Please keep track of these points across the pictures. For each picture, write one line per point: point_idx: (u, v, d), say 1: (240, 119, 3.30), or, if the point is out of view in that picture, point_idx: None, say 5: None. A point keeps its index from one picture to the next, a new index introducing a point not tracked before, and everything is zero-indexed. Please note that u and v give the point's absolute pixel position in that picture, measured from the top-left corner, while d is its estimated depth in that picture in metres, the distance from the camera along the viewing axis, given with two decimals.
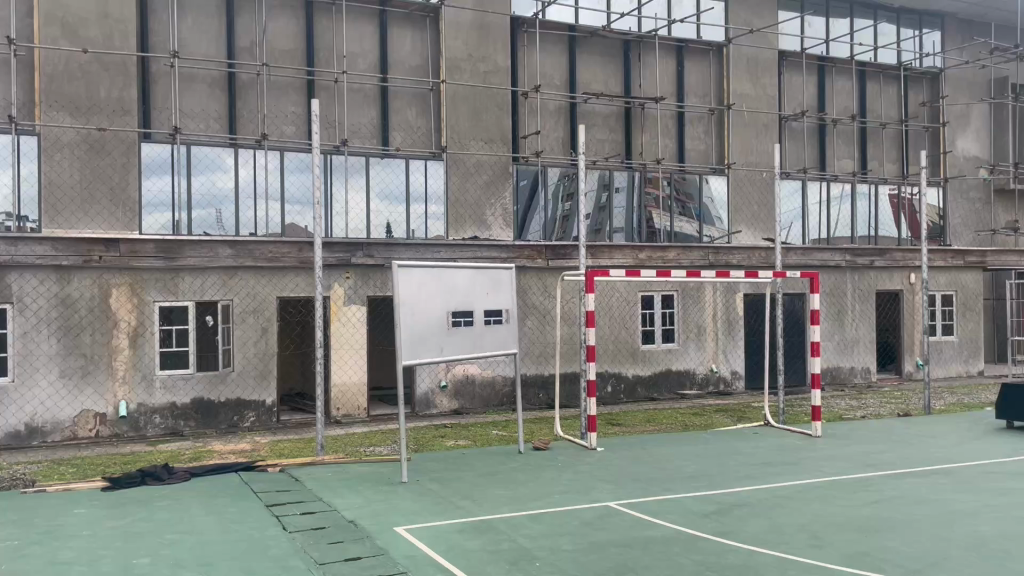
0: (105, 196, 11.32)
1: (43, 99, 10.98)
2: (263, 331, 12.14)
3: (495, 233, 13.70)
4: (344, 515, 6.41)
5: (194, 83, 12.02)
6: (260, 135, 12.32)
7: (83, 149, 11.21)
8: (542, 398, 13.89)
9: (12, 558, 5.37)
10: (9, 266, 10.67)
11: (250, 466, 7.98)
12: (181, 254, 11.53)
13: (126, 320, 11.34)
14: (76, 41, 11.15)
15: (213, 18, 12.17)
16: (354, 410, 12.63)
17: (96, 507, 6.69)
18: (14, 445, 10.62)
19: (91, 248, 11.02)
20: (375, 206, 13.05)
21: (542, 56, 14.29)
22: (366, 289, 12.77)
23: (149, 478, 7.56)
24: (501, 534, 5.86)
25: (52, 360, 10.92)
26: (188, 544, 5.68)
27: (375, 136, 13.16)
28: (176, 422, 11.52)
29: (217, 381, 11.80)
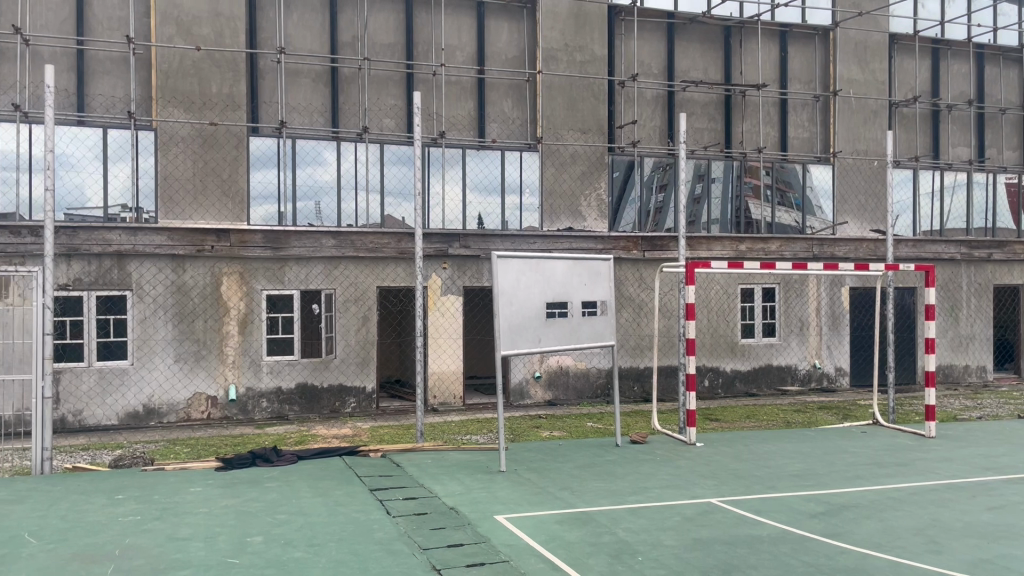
0: (217, 188, 11.78)
1: (159, 95, 11.52)
2: (364, 320, 12.42)
3: (591, 224, 13.61)
4: (446, 502, 6.51)
5: (299, 78, 12.41)
6: (361, 128, 12.61)
7: (197, 144, 11.69)
8: (637, 390, 13.81)
9: (135, 533, 5.67)
10: (130, 254, 11.29)
11: (353, 451, 8.18)
12: (287, 244, 11.94)
13: (236, 307, 11.81)
14: (190, 38, 11.62)
15: (317, 14, 12.50)
16: (450, 399, 12.80)
17: (211, 485, 7.00)
18: (134, 425, 11.22)
19: (204, 238, 11.55)
20: (471, 198, 13.18)
21: (639, 44, 14.11)
22: (462, 279, 12.92)
23: (259, 459, 7.84)
24: (602, 527, 5.84)
25: (169, 345, 11.47)
26: (297, 525, 5.87)
27: (471, 127, 13.26)
28: (282, 406, 11.95)
29: (321, 366, 12.17)
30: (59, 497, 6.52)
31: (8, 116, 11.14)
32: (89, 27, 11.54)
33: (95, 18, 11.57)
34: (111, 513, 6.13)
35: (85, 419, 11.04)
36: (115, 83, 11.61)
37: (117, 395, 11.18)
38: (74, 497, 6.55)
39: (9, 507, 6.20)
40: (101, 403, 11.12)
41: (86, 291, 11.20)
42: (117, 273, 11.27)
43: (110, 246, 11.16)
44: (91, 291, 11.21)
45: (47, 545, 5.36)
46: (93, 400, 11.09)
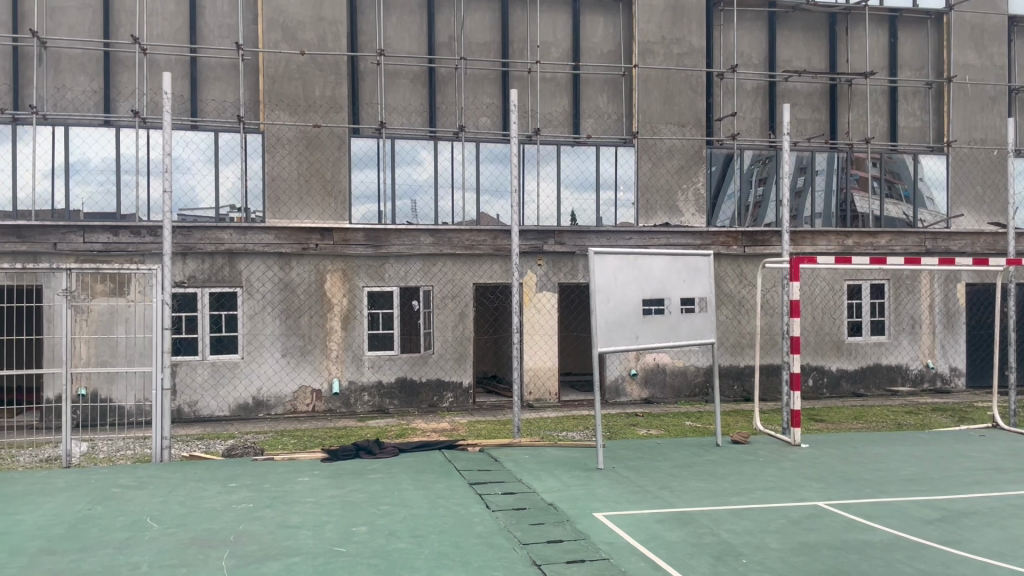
0: (320, 188, 12.14)
1: (266, 100, 11.96)
2: (461, 316, 12.60)
3: (688, 219, 13.41)
4: (544, 497, 6.53)
5: (398, 79, 12.66)
6: (458, 127, 12.79)
7: (302, 145, 12.08)
8: (737, 389, 13.52)
9: (248, 520, 5.91)
10: (240, 253, 11.79)
11: (452, 445, 8.30)
12: (387, 242, 12.25)
13: (339, 303, 12.17)
14: (295, 43, 12.02)
15: (415, 15, 12.72)
16: (546, 395, 12.84)
17: (318, 476, 7.24)
18: (244, 416, 11.71)
19: (309, 236, 11.95)
20: (566, 195, 13.16)
21: (739, 34, 13.79)
22: (557, 276, 12.94)
23: (363, 452, 8.06)
24: (703, 528, 5.74)
25: (276, 339, 11.92)
26: (400, 516, 6.01)
27: (567, 124, 13.24)
28: (383, 400, 12.24)
29: (419, 362, 12.42)
30: (178, 484, 6.87)
31: (129, 122, 11.80)
32: (202, 35, 12.10)
33: (207, 26, 12.12)
34: (225, 500, 6.42)
35: (199, 409, 11.59)
36: (226, 88, 12.14)
37: (229, 387, 11.69)
38: (192, 484, 6.89)
39: (133, 493, 6.57)
40: (214, 394, 11.65)
41: (200, 288, 11.74)
42: (228, 270, 11.79)
43: (222, 244, 11.69)
44: (204, 288, 11.75)
45: (168, 529, 5.66)
46: (207, 392, 11.63)
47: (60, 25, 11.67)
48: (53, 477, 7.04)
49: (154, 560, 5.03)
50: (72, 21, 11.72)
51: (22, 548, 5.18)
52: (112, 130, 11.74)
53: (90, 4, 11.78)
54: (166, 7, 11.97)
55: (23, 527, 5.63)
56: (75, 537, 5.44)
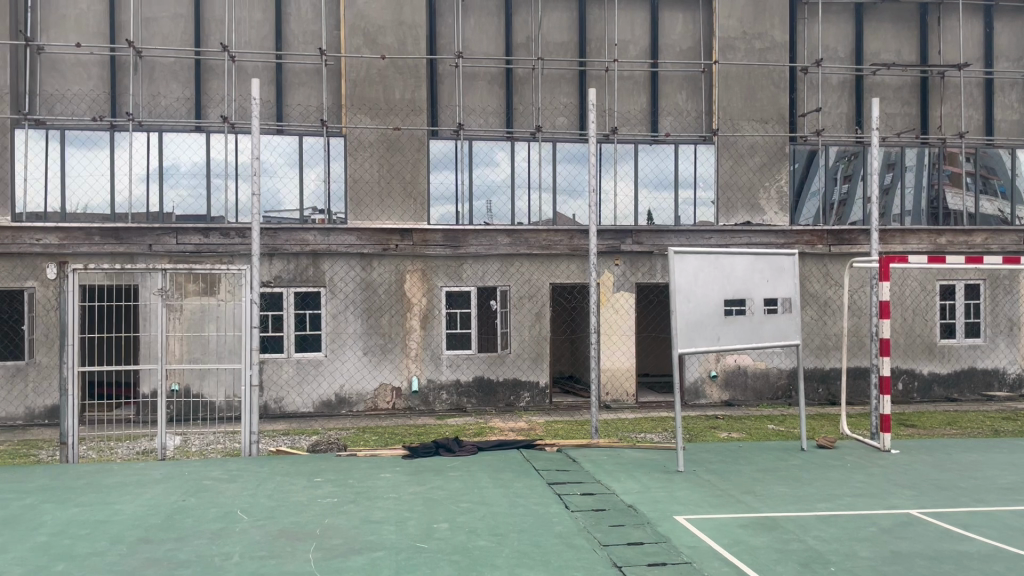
0: (399, 190, 12.35)
1: (348, 103, 12.24)
2: (538, 316, 12.62)
3: (771, 218, 13.11)
4: (624, 499, 6.48)
5: (475, 81, 12.76)
6: (535, 127, 12.81)
7: (382, 148, 12.31)
8: (822, 393, 13.16)
9: (333, 514, 6.06)
10: (324, 253, 12.08)
11: (530, 445, 8.32)
12: (465, 243, 12.36)
13: (418, 303, 12.35)
14: (376, 48, 12.25)
15: (493, 17, 12.81)
16: (623, 396, 12.74)
17: (399, 472, 7.36)
18: (327, 412, 12.00)
19: (390, 237, 12.17)
20: (643, 193, 13.05)
21: (824, 28, 13.42)
22: (634, 276, 12.83)
23: (442, 449, 8.17)
24: (789, 534, 5.60)
25: (358, 338, 12.17)
26: (480, 514, 6.06)
27: (645, 122, 13.13)
28: (461, 399, 12.36)
29: (496, 361, 12.50)
30: (266, 478, 7.08)
31: (218, 127, 12.23)
32: (287, 41, 12.45)
33: (292, 33, 12.48)
34: (311, 494, 6.59)
35: (285, 406, 11.92)
36: (309, 93, 12.47)
37: (313, 384, 12.00)
38: (279, 478, 7.10)
39: (224, 485, 6.81)
40: (299, 391, 11.97)
41: (286, 288, 12.09)
42: (313, 270, 12.10)
43: (307, 245, 12.01)
44: (289, 288, 12.09)
45: (257, 521, 5.84)
46: (292, 389, 11.95)
47: (154, 35, 12.18)
48: (150, 469, 7.35)
49: (245, 550, 5.20)
50: (165, 31, 12.22)
51: (123, 536, 5.42)
52: (202, 135, 12.19)
53: (182, 14, 12.26)
54: (253, 15, 12.36)
55: (123, 516, 5.90)
56: (171, 527, 5.67)
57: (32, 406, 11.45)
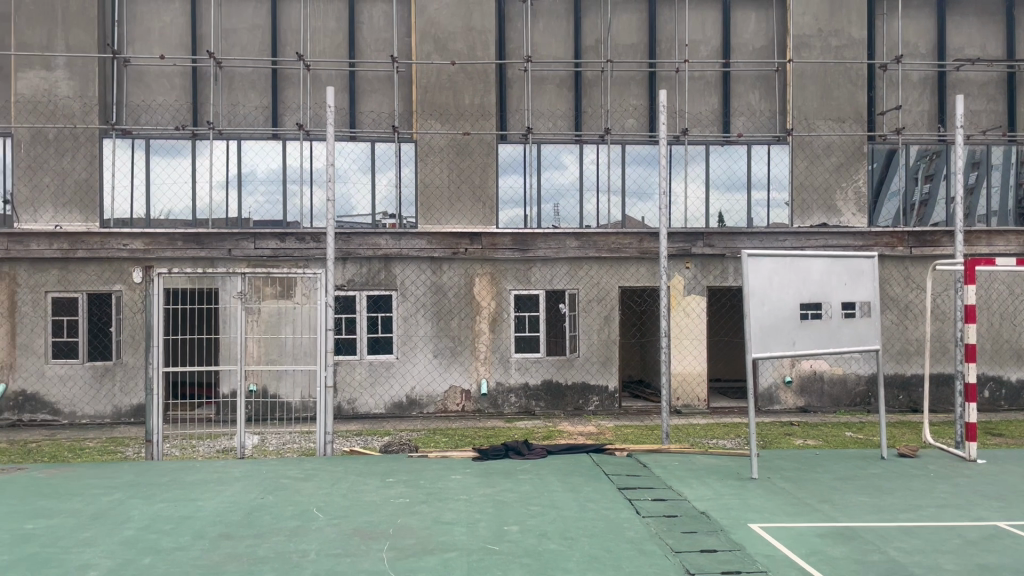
0: (468, 194, 12.45)
1: (419, 110, 12.40)
2: (606, 320, 12.56)
3: (848, 219, 12.76)
4: (696, 506, 6.39)
5: (544, 85, 12.80)
6: (604, 130, 12.78)
7: (452, 153, 12.43)
8: (903, 399, 12.73)
9: (406, 514, 6.14)
10: (395, 257, 12.26)
11: (599, 449, 8.28)
12: (533, 246, 12.38)
13: (487, 306, 12.43)
14: (446, 54, 12.39)
15: (562, 20, 12.83)
16: (694, 401, 12.56)
17: (469, 474, 7.42)
18: (398, 414, 12.17)
19: (459, 241, 12.22)
20: (715, 195, 12.90)
21: (903, 24, 13.02)
22: (706, 279, 12.64)
23: (512, 452, 8.19)
24: (868, 544, 5.44)
25: (428, 341, 12.32)
26: (550, 517, 6.06)
27: (716, 123, 12.97)
28: (529, 402, 12.39)
29: (565, 364, 12.48)
30: (341, 477, 7.23)
31: (294, 135, 12.57)
32: (359, 49, 12.70)
33: (364, 42, 12.72)
34: (384, 494, 6.70)
35: (358, 407, 12.14)
36: (381, 101, 12.72)
37: (385, 386, 12.19)
38: (353, 477, 7.23)
39: (301, 484, 6.98)
40: (371, 393, 12.17)
41: (359, 291, 12.31)
42: (385, 274, 12.30)
43: (379, 250, 12.19)
44: (362, 291, 12.31)
45: (333, 520, 5.97)
46: (365, 390, 12.16)
47: (233, 46, 12.57)
48: (230, 467, 7.58)
49: (321, 548, 5.31)
50: (244, 42, 12.60)
51: (206, 532, 5.61)
52: (279, 143, 12.54)
53: (260, 25, 12.62)
54: (327, 25, 12.65)
55: (206, 512, 6.10)
56: (251, 524, 5.84)
57: (119, 405, 11.93)
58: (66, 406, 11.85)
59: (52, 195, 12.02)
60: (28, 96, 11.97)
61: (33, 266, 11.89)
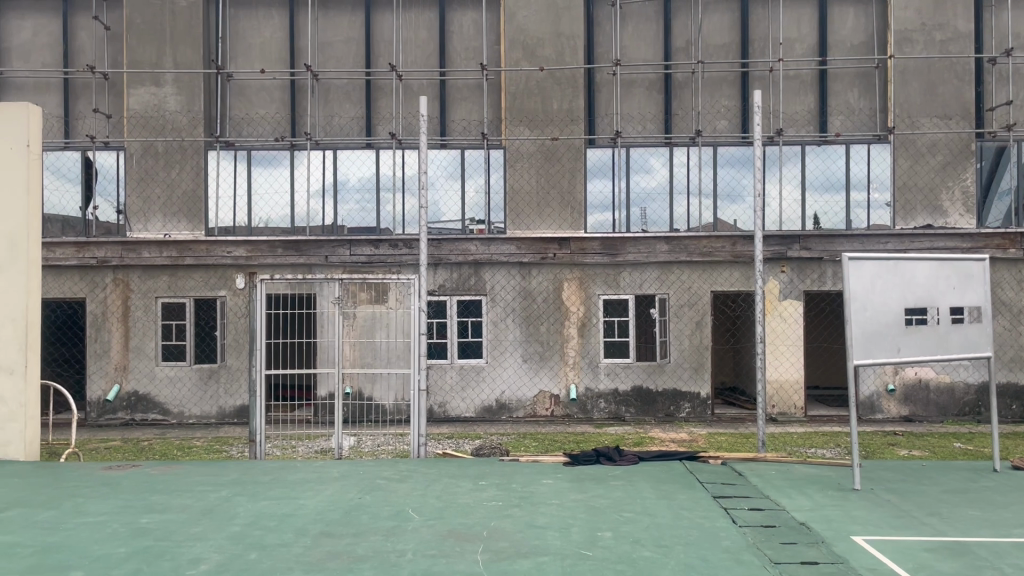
0: (557, 199, 12.47)
1: (509, 117, 12.51)
2: (698, 325, 12.37)
3: (954, 220, 12.20)
4: (795, 516, 6.22)
5: (633, 88, 12.75)
6: (695, 132, 12.61)
7: (541, 158, 12.50)
8: (1017, 410, 12.04)
9: (499, 517, 6.19)
10: (485, 263, 12.39)
11: (693, 456, 8.16)
12: (623, 250, 12.30)
13: (576, 311, 12.41)
14: (535, 60, 12.46)
15: (652, 23, 12.73)
16: (790, 409, 12.22)
17: (561, 479, 7.43)
18: (488, 417, 12.27)
19: (547, 246, 12.28)
20: (811, 197, 12.54)
21: (1014, 14, 12.40)
22: (803, 283, 12.28)
23: (603, 458, 8.14)
24: (982, 560, 5.18)
25: (517, 345, 12.39)
26: (644, 524, 6.00)
27: (812, 123, 12.63)
28: (619, 407, 12.30)
29: (656, 370, 12.34)
30: (434, 479, 7.35)
31: (387, 144, 12.88)
32: (450, 58, 12.91)
33: (455, 51, 12.93)
34: (477, 497, 6.77)
35: (448, 410, 12.30)
36: (471, 108, 12.89)
37: (475, 390, 12.32)
38: (446, 480, 7.34)
39: (396, 485, 7.12)
40: (461, 397, 12.32)
41: (449, 296, 12.50)
42: (474, 279, 12.45)
43: (470, 255, 12.34)
44: (453, 296, 12.49)
45: (428, 521, 6.06)
46: (455, 394, 12.32)
47: (329, 59, 12.97)
48: (328, 467, 7.80)
49: (417, 548, 5.41)
50: (339, 54, 12.98)
51: (307, 530, 5.78)
52: (372, 152, 12.88)
53: (354, 38, 12.97)
54: (419, 35, 12.92)
55: (306, 510, 6.29)
56: (349, 522, 6.00)
57: (223, 405, 12.44)
58: (175, 406, 12.44)
59: (162, 205, 12.66)
60: (141, 112, 12.66)
61: (145, 272, 12.55)
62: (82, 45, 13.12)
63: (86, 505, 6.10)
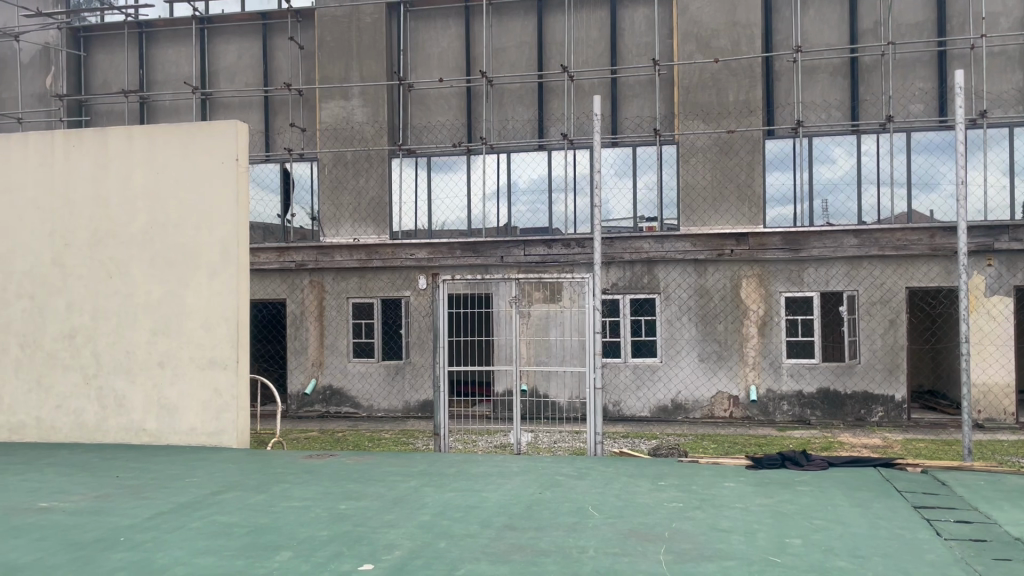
0: (733, 193, 12.11)
1: (682, 111, 12.28)
2: (891, 323, 11.61)
3: None
4: (1009, 531, 5.69)
5: (817, 75, 12.17)
6: (885, 118, 11.84)
7: (716, 152, 12.19)
8: None
9: (681, 519, 6.09)
10: (659, 261, 12.22)
11: (889, 463, 7.65)
12: (806, 245, 11.71)
13: (755, 309, 12.00)
14: (709, 52, 12.17)
15: (836, 6, 12.11)
16: (999, 415, 11.19)
17: (744, 482, 7.20)
18: (664, 418, 12.10)
19: (724, 242, 11.94)
20: (1020, 184, 11.44)
21: None
22: (1013, 277, 11.23)
23: (790, 462, 7.80)
24: None
25: (694, 344, 12.15)
26: (836, 533, 5.70)
27: (1021, 103, 11.55)
28: (804, 410, 11.77)
29: (845, 371, 11.69)
30: (613, 478, 7.35)
31: (559, 144, 13.03)
32: (622, 56, 12.87)
33: (626, 48, 12.87)
34: (658, 497, 6.70)
35: (623, 409, 12.25)
36: (643, 105, 12.80)
37: (650, 389, 12.19)
38: (625, 479, 7.32)
39: (575, 482, 7.18)
40: (636, 396, 12.23)
41: (623, 294, 12.45)
42: (648, 278, 12.32)
43: (643, 253, 12.19)
44: (626, 294, 12.42)
45: (608, 519, 6.07)
46: (630, 393, 12.24)
47: (503, 63, 13.28)
48: (509, 462, 8.00)
49: (599, 546, 5.43)
50: (513, 58, 13.27)
51: (491, 522, 5.96)
52: (545, 153, 13.08)
53: (527, 41, 13.21)
54: (591, 34, 12.97)
55: (489, 503, 6.48)
56: (532, 517, 6.12)
57: (408, 400, 13.08)
58: (365, 400, 13.22)
59: (351, 212, 13.49)
60: (332, 125, 13.55)
61: (337, 275, 13.40)
62: (279, 64, 14.19)
63: (292, 490, 6.60)
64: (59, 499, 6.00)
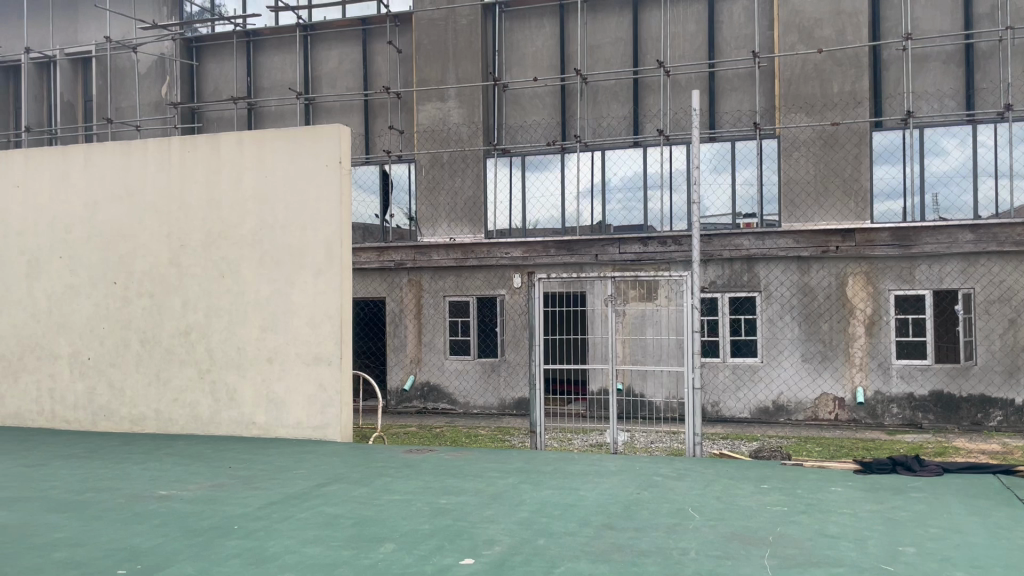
0: (838, 187, 11.72)
1: (783, 104, 11.98)
2: (1011, 323, 10.99)
3: None
4: None
5: (927, 63, 11.63)
6: (1003, 107, 11.20)
7: (819, 145, 11.82)
8: None
9: (786, 523, 5.93)
10: (759, 258, 11.90)
11: (1011, 470, 7.24)
12: (917, 241, 11.16)
13: (861, 308, 11.56)
14: (812, 43, 11.80)
15: None
16: None
17: (852, 487, 6.94)
18: (765, 419, 11.81)
19: (828, 239, 11.49)
20: None
21: None
22: None
23: (901, 467, 7.49)
24: None
25: (796, 344, 11.81)
26: (953, 542, 5.44)
27: None
28: (915, 414, 11.26)
29: (960, 373, 11.11)
30: (713, 480, 7.22)
31: (654, 141, 12.87)
32: (719, 49, 12.62)
33: (724, 40, 12.61)
34: (761, 500, 6.54)
35: (722, 411, 12.02)
36: (742, 98, 12.50)
37: (750, 390, 11.92)
38: (726, 481, 7.17)
39: (674, 483, 7.08)
40: (735, 396, 11.97)
41: (721, 292, 12.18)
42: (748, 276, 12.01)
43: (742, 251, 11.88)
44: (725, 293, 12.16)
45: (710, 521, 5.97)
46: (729, 394, 12.00)
47: (598, 61, 13.22)
48: (606, 461, 7.97)
49: (701, 548, 5.35)
50: (607, 56, 13.19)
51: (590, 520, 5.95)
52: (640, 150, 12.95)
53: (622, 37, 13.11)
54: (687, 28, 12.74)
55: (588, 502, 6.46)
56: (631, 517, 6.07)
57: (504, 397, 13.21)
58: (462, 397, 13.42)
59: (448, 211, 13.71)
60: (429, 127, 13.79)
61: (435, 273, 13.63)
62: (378, 68, 14.53)
63: (393, 484, 6.76)
64: (177, 488, 6.32)
